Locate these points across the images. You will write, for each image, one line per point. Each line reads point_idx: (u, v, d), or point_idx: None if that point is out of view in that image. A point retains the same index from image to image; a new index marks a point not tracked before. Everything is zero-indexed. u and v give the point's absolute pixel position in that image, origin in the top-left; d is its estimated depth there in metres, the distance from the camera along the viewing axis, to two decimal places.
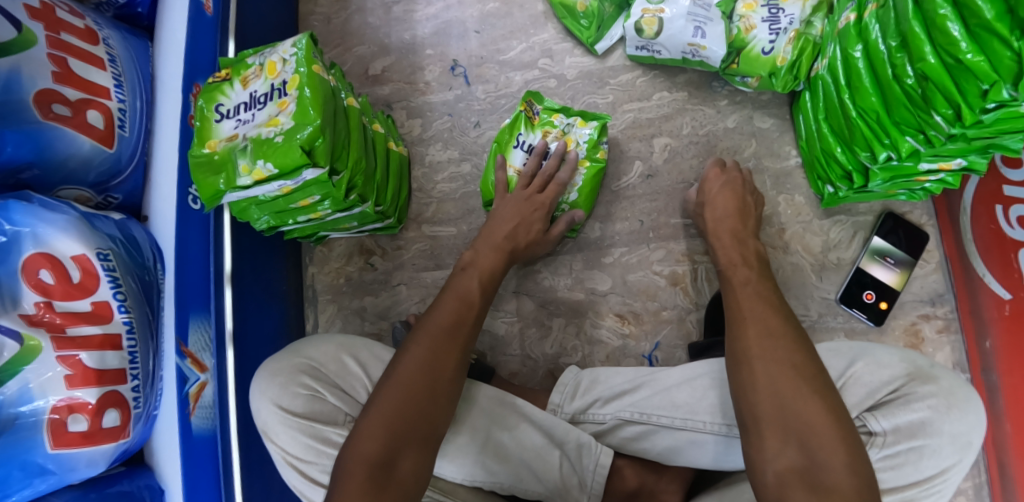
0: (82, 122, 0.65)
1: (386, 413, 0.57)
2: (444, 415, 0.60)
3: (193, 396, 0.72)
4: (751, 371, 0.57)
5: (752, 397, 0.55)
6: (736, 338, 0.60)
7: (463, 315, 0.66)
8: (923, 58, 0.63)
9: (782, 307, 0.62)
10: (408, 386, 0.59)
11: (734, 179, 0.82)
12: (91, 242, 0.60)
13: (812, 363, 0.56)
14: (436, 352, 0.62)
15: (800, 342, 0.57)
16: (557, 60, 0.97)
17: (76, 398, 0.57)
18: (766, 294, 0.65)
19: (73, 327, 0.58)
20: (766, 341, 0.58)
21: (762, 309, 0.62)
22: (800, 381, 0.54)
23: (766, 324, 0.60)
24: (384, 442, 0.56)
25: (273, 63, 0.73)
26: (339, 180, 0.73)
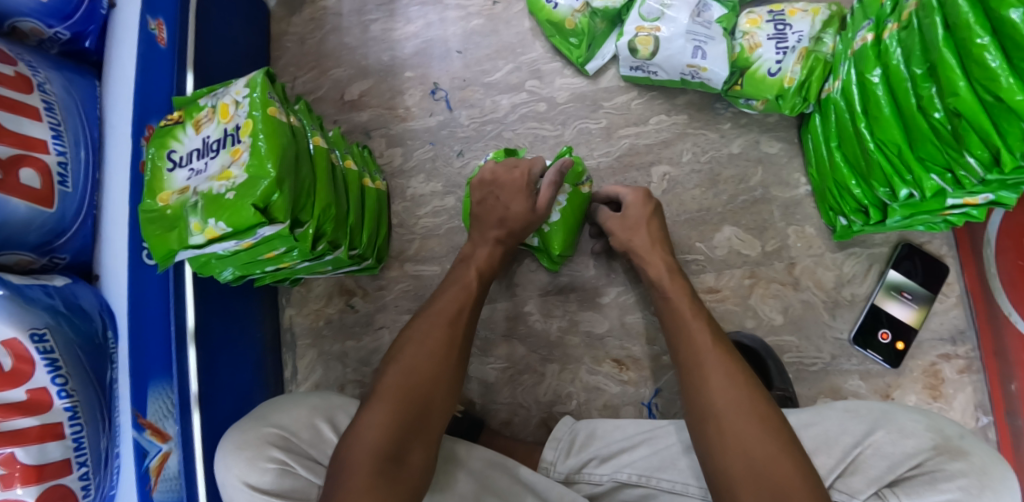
0: (14, 183, 0.58)
1: (394, 402, 0.56)
2: (447, 410, 0.59)
3: (155, 469, 0.67)
4: (719, 427, 0.54)
5: (720, 458, 0.53)
6: (698, 388, 0.57)
7: (465, 312, 0.66)
8: (954, 92, 0.56)
9: (732, 349, 0.60)
10: (413, 377, 0.58)
11: (650, 200, 0.77)
12: (24, 322, 0.54)
13: (776, 415, 0.54)
14: (439, 343, 0.61)
15: (759, 390, 0.56)
16: (547, 82, 0.90)
17: (13, 500, 0.51)
18: (713, 330, 0.62)
19: (5, 422, 0.52)
20: (729, 393, 0.55)
21: (715, 352, 0.59)
22: (767, 436, 0.52)
23: (725, 371, 0.57)
24: (395, 433, 0.54)
25: (226, 105, 0.66)
26: (303, 232, 0.67)
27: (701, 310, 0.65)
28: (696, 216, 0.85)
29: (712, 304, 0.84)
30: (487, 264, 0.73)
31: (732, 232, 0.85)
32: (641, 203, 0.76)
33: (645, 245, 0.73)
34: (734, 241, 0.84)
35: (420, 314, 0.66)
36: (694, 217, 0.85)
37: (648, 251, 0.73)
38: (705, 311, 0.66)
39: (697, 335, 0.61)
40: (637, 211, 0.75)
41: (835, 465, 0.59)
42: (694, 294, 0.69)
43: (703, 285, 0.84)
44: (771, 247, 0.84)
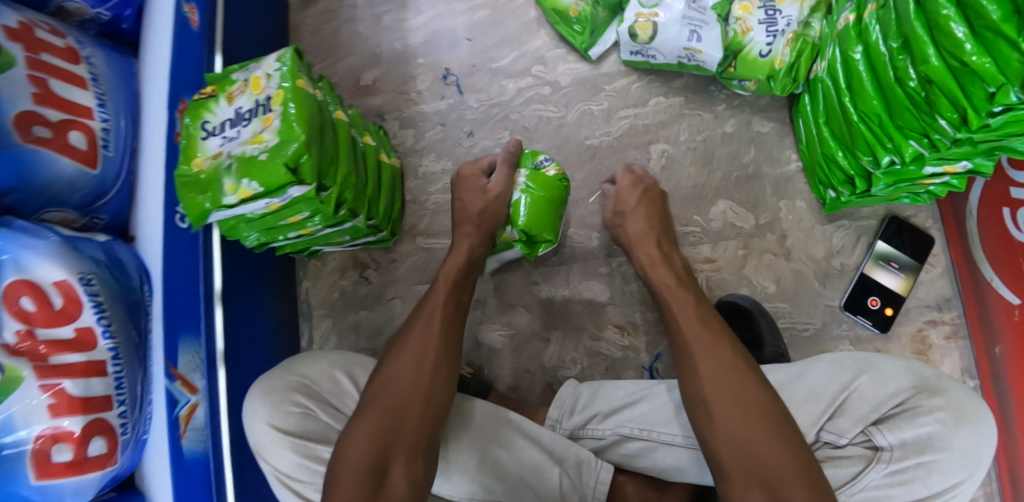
0: (63, 144, 0.64)
1: (375, 419, 0.61)
2: (431, 419, 0.63)
3: (184, 419, 0.71)
4: (708, 414, 0.59)
5: (713, 442, 0.58)
6: (690, 376, 0.62)
7: (446, 325, 0.69)
8: (926, 61, 0.61)
9: (724, 337, 0.64)
10: (394, 393, 0.63)
11: (641, 185, 0.81)
12: (74, 267, 0.59)
13: (764, 398, 0.57)
14: (417, 359, 0.65)
15: (748, 375, 0.59)
16: (551, 68, 0.95)
17: (60, 428, 0.56)
18: (704, 320, 0.66)
19: (56, 356, 0.57)
20: (718, 381, 0.60)
21: (706, 340, 0.63)
22: (752, 419, 0.56)
23: (714, 358, 0.62)
24: (376, 447, 0.59)
25: (258, 78, 0.71)
26: (327, 196, 0.72)
27: (695, 298, 0.69)
28: (692, 191, 0.90)
29: (709, 273, 0.88)
30: (467, 261, 0.77)
31: (727, 206, 0.89)
32: (631, 189, 0.81)
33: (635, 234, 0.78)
34: (729, 214, 0.89)
35: (403, 330, 0.70)
36: (691, 193, 0.90)
37: (638, 241, 0.78)
38: (700, 299, 0.70)
39: (687, 328, 0.66)
40: (630, 199, 0.80)
41: (824, 410, 0.62)
42: (684, 281, 0.73)
43: (699, 256, 0.89)
44: (764, 220, 0.88)
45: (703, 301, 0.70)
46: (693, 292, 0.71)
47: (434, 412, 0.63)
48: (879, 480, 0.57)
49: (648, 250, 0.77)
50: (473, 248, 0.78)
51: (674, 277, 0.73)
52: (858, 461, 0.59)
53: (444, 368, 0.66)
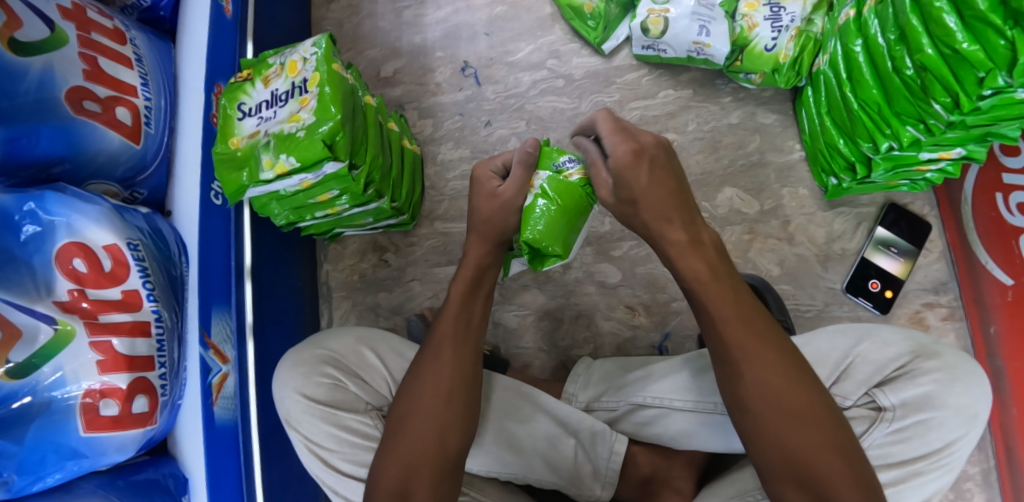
0: (111, 119, 0.67)
1: (396, 452, 0.60)
2: (454, 441, 0.61)
3: (216, 386, 0.74)
4: (757, 427, 0.52)
5: (758, 449, 0.52)
6: (731, 384, 0.54)
7: (459, 342, 0.66)
8: (920, 50, 0.65)
9: (773, 337, 0.54)
10: (413, 425, 0.61)
11: (645, 155, 0.58)
12: (122, 233, 0.62)
13: (819, 403, 0.51)
14: (431, 383, 0.63)
15: (802, 379, 0.52)
16: (564, 61, 1.00)
17: (107, 383, 0.58)
18: (748, 315, 0.55)
19: (103, 315, 0.59)
20: (767, 388, 0.52)
21: (751, 342, 0.53)
22: (804, 426, 0.50)
23: (762, 365, 0.52)
24: (400, 472, 0.58)
25: (294, 62, 0.75)
26: (358, 175, 0.75)
27: (736, 285, 0.56)
28: (699, 179, 0.94)
29: None
30: (474, 270, 0.70)
31: (733, 193, 0.94)
32: (632, 164, 0.58)
33: (657, 218, 0.58)
34: (734, 201, 0.93)
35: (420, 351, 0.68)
36: (698, 180, 0.94)
37: (660, 226, 0.58)
38: (740, 289, 0.56)
39: (729, 330, 0.54)
40: (638, 180, 0.58)
41: (829, 374, 0.66)
42: (716, 265, 0.57)
43: None
44: (768, 207, 0.93)
45: (742, 288, 0.57)
46: (731, 281, 0.57)
47: (458, 434, 0.62)
48: (882, 439, 0.61)
49: (674, 235, 0.58)
50: (479, 252, 0.71)
51: (709, 262, 0.57)
52: (863, 422, 0.62)
53: (462, 388, 0.64)
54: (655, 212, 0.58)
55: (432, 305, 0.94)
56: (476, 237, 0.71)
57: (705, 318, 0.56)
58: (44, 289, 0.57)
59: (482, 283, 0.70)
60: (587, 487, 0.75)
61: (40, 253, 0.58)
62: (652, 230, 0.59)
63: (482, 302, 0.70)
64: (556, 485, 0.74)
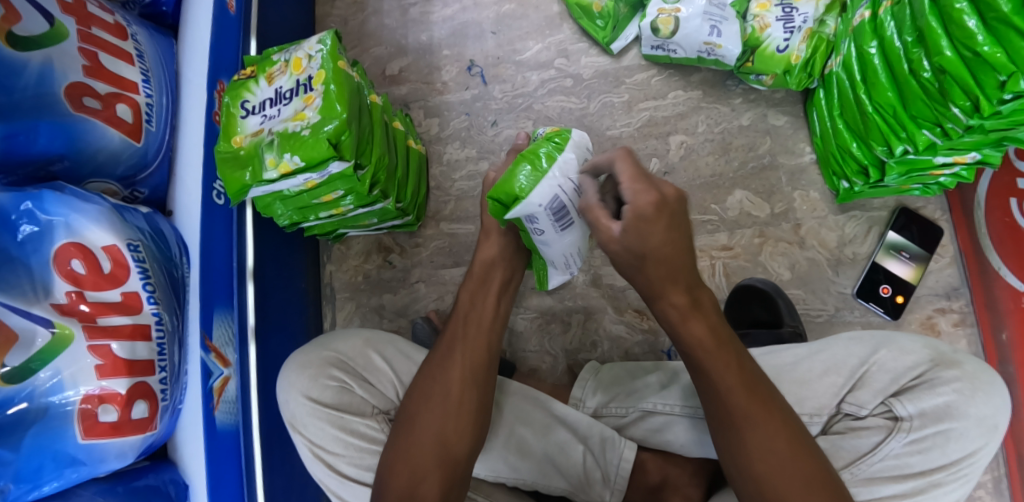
0: (112, 116, 0.65)
1: (408, 449, 0.59)
2: (468, 441, 0.60)
3: (217, 390, 0.72)
4: (761, 493, 0.50)
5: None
6: (734, 448, 0.52)
7: (477, 333, 0.66)
8: (940, 52, 0.64)
9: (776, 405, 0.52)
10: (424, 423, 0.60)
11: (665, 210, 0.51)
12: (122, 233, 0.60)
13: (820, 468, 0.50)
14: (445, 378, 0.63)
15: (804, 447, 0.51)
16: (573, 61, 0.98)
17: (106, 389, 0.56)
18: (751, 380, 0.54)
19: (103, 318, 0.58)
20: (771, 455, 0.50)
21: (756, 410, 0.52)
22: (804, 485, 0.49)
23: (766, 430, 0.51)
24: (409, 475, 0.57)
25: (299, 59, 0.73)
26: (363, 175, 0.73)
27: (739, 352, 0.55)
28: (710, 180, 0.93)
29: (726, 260, 0.91)
30: (483, 266, 0.70)
31: (743, 196, 0.92)
32: (652, 218, 0.51)
33: (655, 282, 0.53)
34: (745, 204, 0.92)
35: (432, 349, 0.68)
36: (708, 182, 0.93)
37: (664, 287, 0.53)
38: (742, 357, 0.55)
39: (733, 397, 0.53)
40: (654, 234, 0.51)
41: (844, 383, 0.65)
42: (718, 329, 0.55)
43: (717, 244, 0.92)
44: (779, 210, 0.91)
45: (743, 355, 0.55)
46: (735, 348, 0.55)
47: (471, 433, 0.61)
48: (900, 449, 0.59)
49: (672, 301, 0.54)
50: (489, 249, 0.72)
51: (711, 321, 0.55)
52: (879, 432, 0.61)
53: (478, 382, 0.63)
54: (659, 272, 0.52)
55: (437, 308, 0.92)
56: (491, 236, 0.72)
57: (707, 384, 0.54)
58: (41, 291, 0.55)
59: (490, 279, 0.70)
60: (596, 494, 0.72)
61: (38, 253, 0.56)
62: (653, 289, 0.54)
63: (495, 294, 0.69)
64: (564, 491, 0.72)
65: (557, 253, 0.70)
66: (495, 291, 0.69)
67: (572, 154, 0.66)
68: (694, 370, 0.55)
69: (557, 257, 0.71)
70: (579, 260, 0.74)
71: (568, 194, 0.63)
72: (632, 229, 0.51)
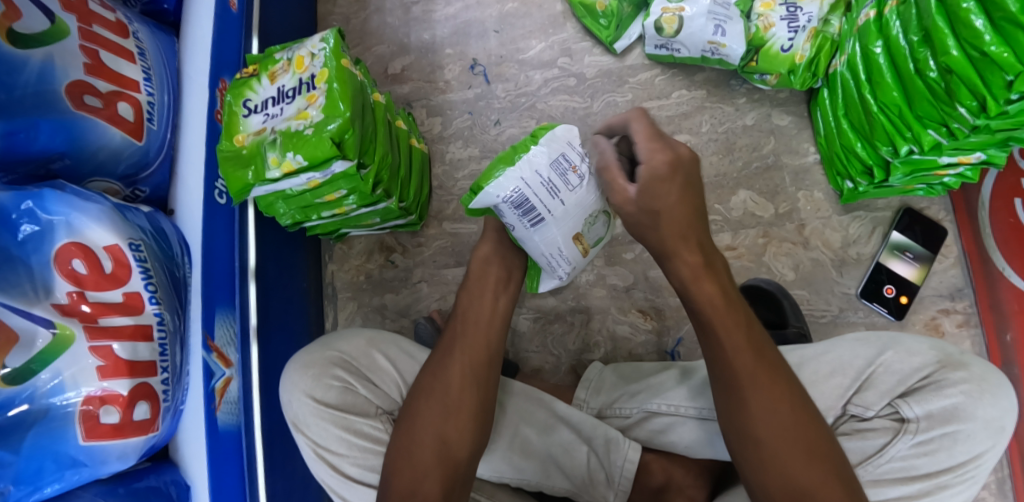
0: (113, 114, 0.65)
1: (408, 448, 0.59)
2: (468, 437, 0.60)
3: (219, 391, 0.71)
4: (760, 458, 0.50)
5: (759, 472, 0.50)
6: (735, 413, 0.52)
7: (474, 332, 0.66)
8: (946, 52, 0.64)
9: (783, 372, 0.52)
10: (424, 421, 0.60)
11: (679, 168, 0.56)
12: (124, 232, 0.60)
13: (821, 438, 0.50)
14: (444, 375, 0.62)
15: (806, 411, 0.51)
16: (576, 60, 0.98)
17: (107, 390, 0.56)
18: (758, 345, 0.53)
19: (104, 318, 0.57)
20: (773, 419, 0.50)
21: (762, 374, 0.52)
22: (804, 451, 0.49)
23: (772, 397, 0.51)
24: (409, 473, 0.57)
25: (302, 57, 0.73)
26: (366, 174, 0.73)
27: (748, 318, 0.54)
28: (713, 180, 0.93)
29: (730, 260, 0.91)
30: (480, 265, 0.71)
31: (747, 196, 0.92)
32: (666, 176, 0.55)
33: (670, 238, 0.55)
34: (749, 204, 0.92)
35: (433, 347, 0.68)
36: (712, 182, 0.93)
37: (676, 245, 0.55)
38: (752, 322, 0.54)
39: (741, 360, 0.52)
40: (666, 192, 0.55)
41: (850, 384, 0.64)
42: (729, 291, 0.55)
43: (720, 244, 0.92)
44: (783, 210, 0.91)
45: (754, 320, 0.55)
46: (744, 310, 0.55)
47: (471, 431, 0.60)
48: (906, 451, 0.59)
49: (687, 258, 0.55)
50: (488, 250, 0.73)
51: (721, 283, 0.55)
52: (885, 433, 0.61)
53: (477, 378, 0.63)
54: (675, 227, 0.55)
55: (440, 308, 0.92)
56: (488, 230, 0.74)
57: (714, 344, 0.53)
58: (42, 291, 0.55)
59: (486, 276, 0.70)
60: (600, 496, 0.72)
61: (39, 253, 0.56)
62: (665, 247, 0.56)
63: (491, 291, 0.69)
64: (568, 492, 0.72)
65: (535, 250, 0.70)
66: (490, 286, 0.70)
67: (543, 153, 0.66)
68: (703, 329, 0.55)
69: (535, 254, 0.71)
70: (565, 261, 0.72)
71: (525, 188, 0.64)
72: (647, 185, 0.55)
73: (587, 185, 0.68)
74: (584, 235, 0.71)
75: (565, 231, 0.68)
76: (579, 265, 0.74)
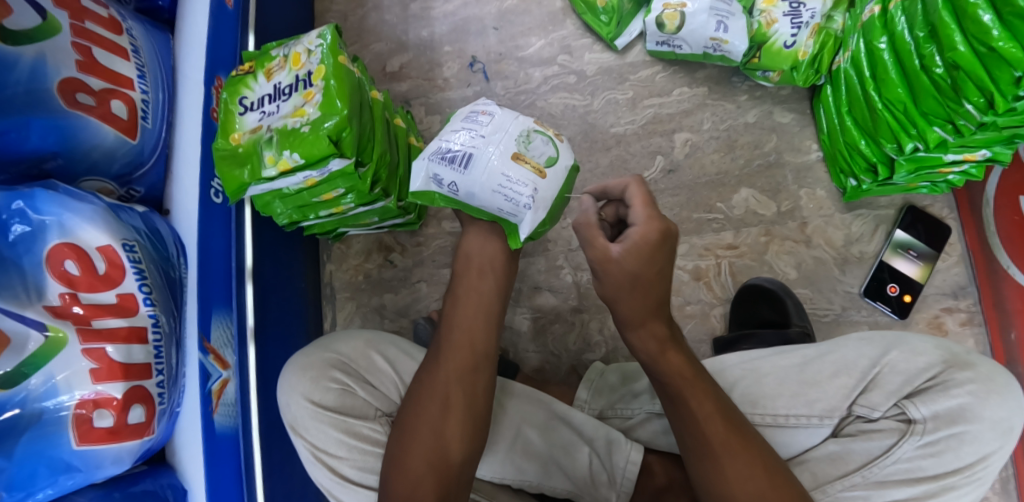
0: (106, 113, 0.63)
1: (403, 451, 0.58)
2: (460, 435, 0.59)
3: (216, 393, 0.70)
4: None
5: None
6: (711, 482, 0.52)
7: (461, 330, 0.65)
8: (953, 48, 0.63)
9: (749, 435, 0.54)
10: (419, 422, 0.60)
11: (667, 241, 0.54)
12: (117, 233, 0.59)
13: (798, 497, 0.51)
14: (435, 376, 0.62)
15: (780, 475, 0.51)
16: (576, 57, 0.97)
17: (102, 393, 0.55)
18: (725, 410, 0.55)
19: (98, 320, 0.56)
20: (749, 483, 0.51)
21: (733, 438, 0.53)
22: None
23: (745, 461, 0.52)
24: (407, 476, 0.56)
25: (298, 54, 0.72)
26: (364, 172, 0.72)
27: (711, 386, 0.56)
28: (715, 178, 0.92)
29: (731, 259, 0.90)
30: (464, 259, 0.70)
31: (749, 194, 0.91)
32: (652, 248, 0.53)
33: (635, 314, 0.56)
34: (751, 202, 0.91)
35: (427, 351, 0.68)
36: (714, 180, 0.92)
37: (647, 316, 0.56)
38: (711, 387, 0.56)
39: (711, 427, 0.54)
40: (650, 264, 0.54)
41: (856, 385, 0.63)
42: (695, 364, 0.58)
43: (722, 242, 0.91)
44: (785, 208, 0.90)
45: (715, 386, 0.57)
46: (708, 380, 0.57)
47: (467, 430, 0.60)
48: (912, 452, 0.58)
49: (653, 332, 0.57)
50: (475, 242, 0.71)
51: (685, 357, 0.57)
52: (892, 434, 0.60)
53: (468, 376, 0.62)
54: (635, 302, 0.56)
55: (439, 308, 0.91)
56: (474, 228, 0.71)
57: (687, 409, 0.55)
58: (34, 293, 0.54)
59: (470, 267, 0.69)
60: (602, 497, 0.70)
61: (31, 254, 0.55)
62: (635, 318, 0.57)
63: (477, 283, 0.68)
64: (569, 493, 0.71)
65: (484, 193, 0.61)
66: (474, 277, 0.69)
67: (456, 119, 0.65)
68: (672, 399, 0.56)
69: (491, 200, 0.62)
70: (522, 187, 0.60)
71: (439, 138, 0.63)
72: (636, 247, 0.53)
73: (504, 115, 0.64)
74: (524, 152, 0.61)
75: (499, 156, 0.60)
76: (546, 190, 0.61)
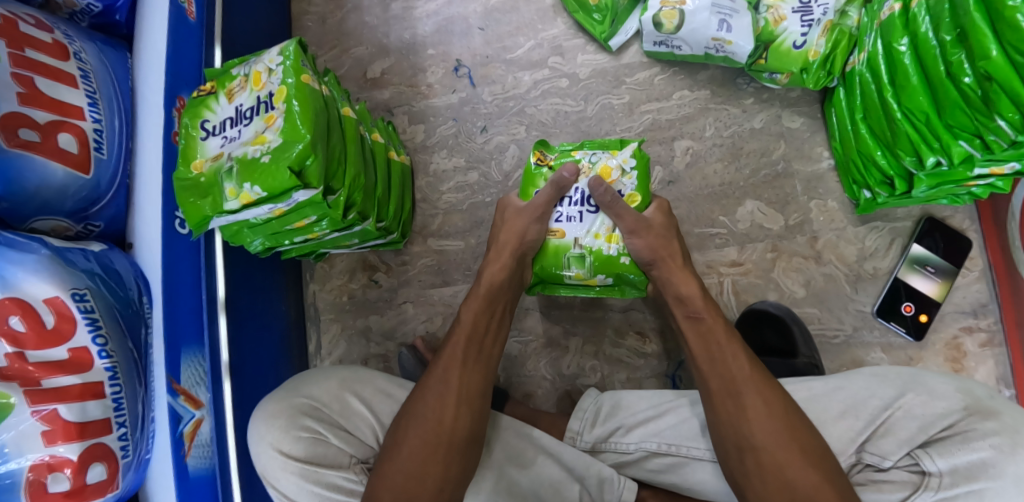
0: (53, 148, 0.59)
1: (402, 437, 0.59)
2: (466, 416, 0.60)
3: (188, 435, 0.67)
4: (760, 461, 0.54)
5: (756, 478, 0.54)
6: (735, 415, 0.56)
7: (472, 326, 0.66)
8: (986, 55, 0.56)
9: (771, 387, 0.57)
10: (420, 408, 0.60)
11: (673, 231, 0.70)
12: (65, 282, 0.55)
13: (816, 442, 0.54)
14: (441, 364, 0.63)
15: (802, 431, 0.54)
16: (568, 59, 0.90)
17: (56, 455, 0.52)
18: (758, 366, 0.59)
19: (49, 379, 0.53)
20: (768, 422, 0.55)
21: (749, 379, 0.58)
22: (798, 449, 0.53)
23: (765, 401, 0.56)
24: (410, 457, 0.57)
25: (259, 73, 0.67)
26: (335, 200, 0.67)
27: (748, 352, 0.60)
28: (719, 190, 0.86)
29: (735, 277, 0.85)
30: (490, 286, 0.69)
31: (755, 206, 0.85)
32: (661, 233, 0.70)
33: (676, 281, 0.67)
34: (757, 215, 0.85)
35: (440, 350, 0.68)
36: (717, 191, 0.86)
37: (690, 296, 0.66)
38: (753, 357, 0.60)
39: (739, 373, 0.58)
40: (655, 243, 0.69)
41: (863, 428, 0.59)
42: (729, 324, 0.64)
43: (726, 259, 0.85)
44: (793, 221, 0.84)
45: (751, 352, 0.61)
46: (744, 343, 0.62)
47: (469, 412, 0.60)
48: None
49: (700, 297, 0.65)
50: (494, 271, 0.70)
51: (751, 359, 0.60)
52: (904, 487, 0.55)
53: (474, 367, 0.63)
54: (653, 239, 0.69)
55: (425, 331, 0.87)
56: (498, 254, 0.71)
57: (724, 362, 0.60)
58: None
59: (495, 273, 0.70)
60: None
61: None
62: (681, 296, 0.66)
63: (496, 283, 0.69)
64: None
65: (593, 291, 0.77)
66: (492, 279, 0.70)
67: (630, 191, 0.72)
68: (724, 380, 0.59)
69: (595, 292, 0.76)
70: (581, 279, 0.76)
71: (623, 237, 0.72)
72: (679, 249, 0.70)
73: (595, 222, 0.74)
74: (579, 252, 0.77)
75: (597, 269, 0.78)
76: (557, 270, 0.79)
